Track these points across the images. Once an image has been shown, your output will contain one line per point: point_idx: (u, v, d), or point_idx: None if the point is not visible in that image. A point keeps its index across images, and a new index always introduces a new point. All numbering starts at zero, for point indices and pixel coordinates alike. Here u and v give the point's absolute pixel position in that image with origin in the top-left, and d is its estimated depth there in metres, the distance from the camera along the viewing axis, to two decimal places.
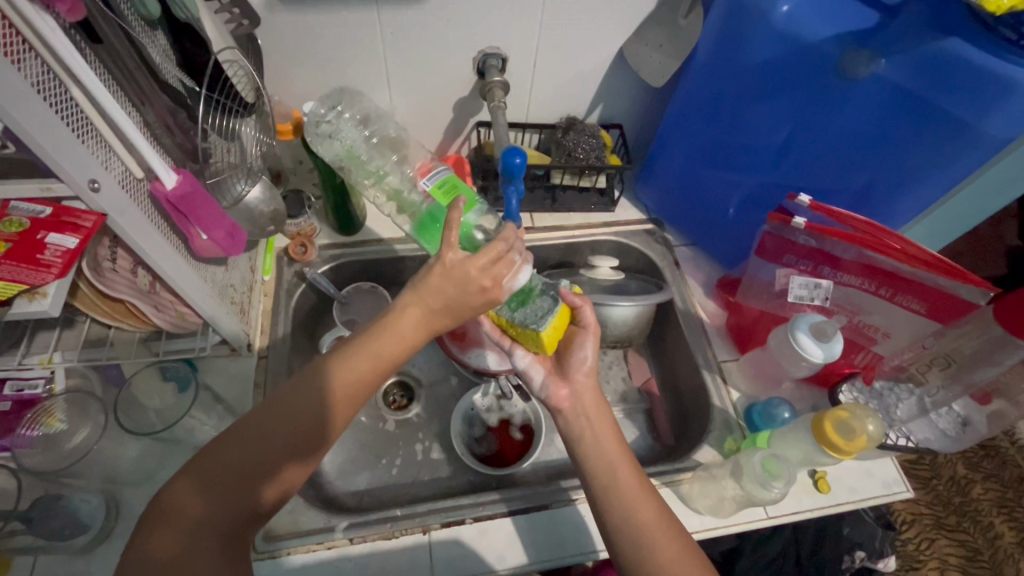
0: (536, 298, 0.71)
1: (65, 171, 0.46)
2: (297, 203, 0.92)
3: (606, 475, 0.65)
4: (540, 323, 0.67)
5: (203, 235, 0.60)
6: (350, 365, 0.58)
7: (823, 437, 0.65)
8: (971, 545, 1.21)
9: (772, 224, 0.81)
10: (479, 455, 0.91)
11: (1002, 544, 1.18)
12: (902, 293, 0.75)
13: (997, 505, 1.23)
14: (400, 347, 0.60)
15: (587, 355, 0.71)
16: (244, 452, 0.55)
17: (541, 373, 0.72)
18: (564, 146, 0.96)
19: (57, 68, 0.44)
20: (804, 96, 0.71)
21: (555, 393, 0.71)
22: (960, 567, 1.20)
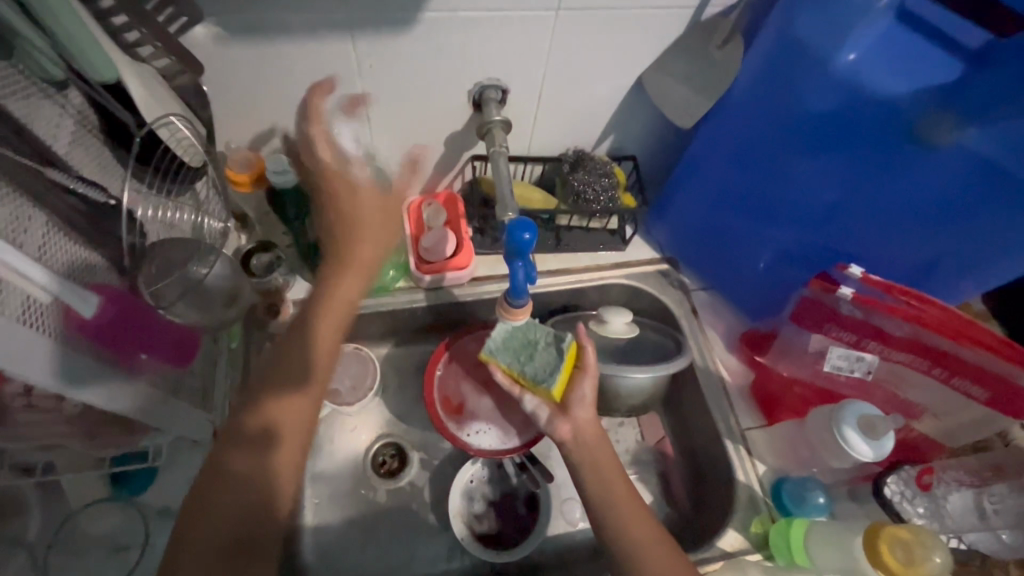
0: (541, 348, 0.73)
1: None
2: (266, 262, 0.78)
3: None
4: (551, 378, 0.69)
5: (143, 355, 0.52)
6: (306, 338, 0.66)
7: (875, 556, 0.58)
8: None
9: (813, 290, 0.71)
10: (480, 536, 0.82)
11: None
12: (958, 375, 0.67)
13: None
14: (342, 313, 0.68)
15: (588, 392, 0.69)
16: (240, 456, 0.59)
17: (547, 412, 0.69)
18: (570, 185, 0.84)
19: None
20: (866, 157, 0.61)
21: (559, 428, 0.68)
22: None
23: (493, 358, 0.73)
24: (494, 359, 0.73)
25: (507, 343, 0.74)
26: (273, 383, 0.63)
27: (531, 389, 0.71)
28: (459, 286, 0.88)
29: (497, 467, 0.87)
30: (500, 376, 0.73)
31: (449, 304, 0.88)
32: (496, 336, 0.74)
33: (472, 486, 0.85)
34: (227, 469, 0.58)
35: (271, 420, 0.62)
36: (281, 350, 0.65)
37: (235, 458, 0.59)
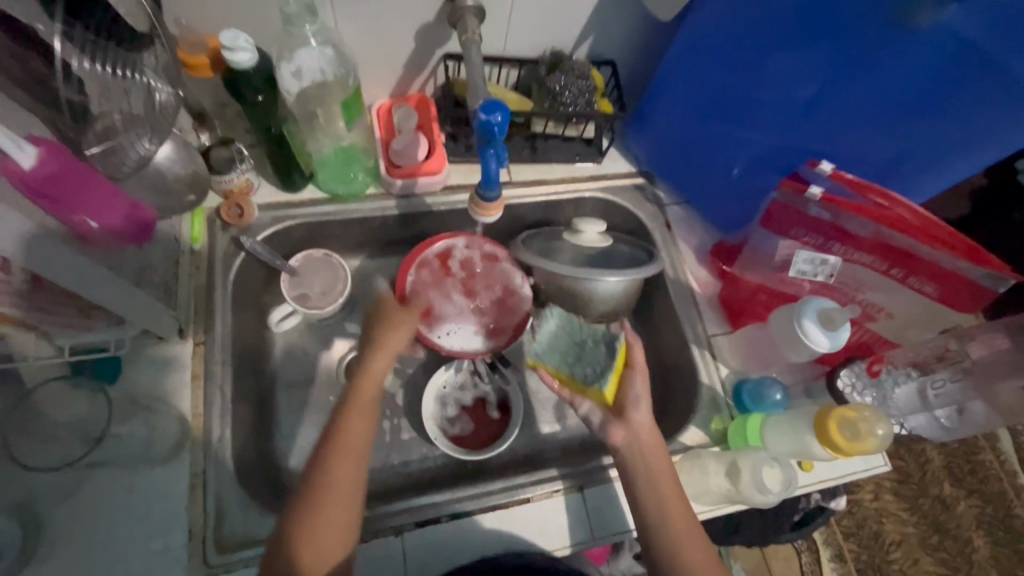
0: (590, 347, 0.71)
1: None
2: (225, 158, 0.75)
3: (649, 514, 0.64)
4: (603, 379, 0.67)
5: (90, 223, 0.49)
6: (347, 438, 0.63)
7: (824, 433, 0.62)
8: (905, 469, 1.40)
9: (784, 192, 0.72)
10: (453, 437, 0.84)
11: (931, 467, 1.40)
12: (915, 275, 0.69)
13: (942, 466, 1.40)
14: (366, 433, 0.64)
15: (641, 394, 0.67)
16: (294, 551, 0.57)
17: (600, 415, 0.68)
18: (548, 88, 0.82)
19: None
20: (847, 46, 0.61)
21: (613, 433, 0.66)
22: (893, 489, 1.39)
23: (542, 362, 0.72)
24: (542, 363, 0.73)
25: (552, 348, 0.73)
26: (319, 493, 0.59)
27: (580, 392, 0.69)
28: (430, 194, 0.86)
29: (469, 373, 0.89)
30: (549, 379, 0.72)
31: (421, 213, 0.86)
32: (541, 339, 0.74)
33: (445, 391, 0.87)
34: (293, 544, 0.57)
35: (324, 513, 0.58)
36: (314, 468, 0.61)
37: (286, 555, 0.57)
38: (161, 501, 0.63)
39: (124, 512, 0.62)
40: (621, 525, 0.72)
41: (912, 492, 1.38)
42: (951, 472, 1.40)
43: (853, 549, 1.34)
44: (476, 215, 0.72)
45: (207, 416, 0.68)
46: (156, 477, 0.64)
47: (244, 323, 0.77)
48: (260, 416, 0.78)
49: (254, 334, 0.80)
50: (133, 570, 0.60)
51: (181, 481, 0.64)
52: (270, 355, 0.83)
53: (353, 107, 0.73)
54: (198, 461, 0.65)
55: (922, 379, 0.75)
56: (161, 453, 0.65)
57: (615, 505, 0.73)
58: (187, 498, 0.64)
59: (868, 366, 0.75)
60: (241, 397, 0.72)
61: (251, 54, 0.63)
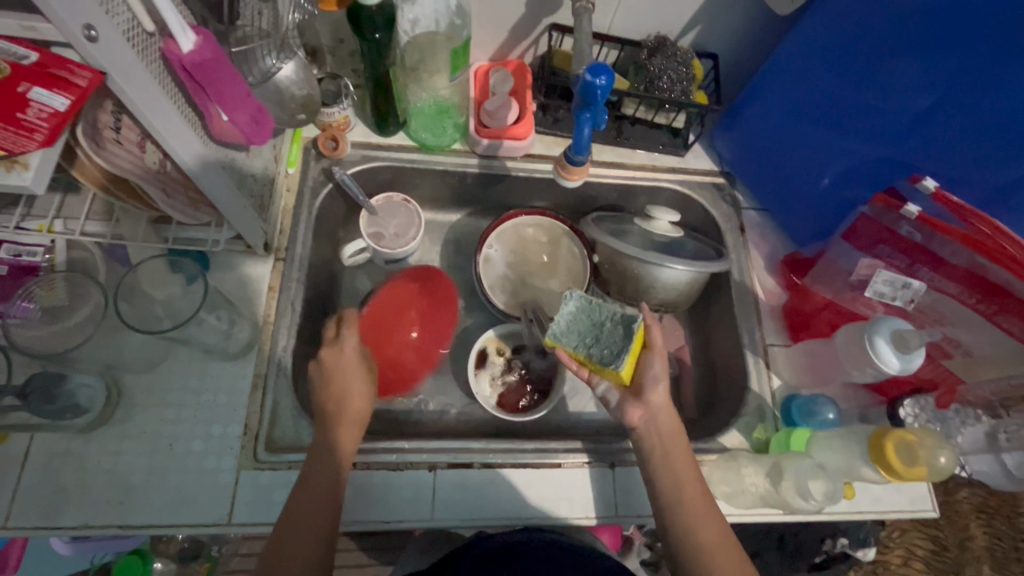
0: (608, 328, 0.68)
1: (91, 55, 0.40)
2: (331, 92, 0.81)
3: (671, 498, 0.65)
4: (619, 360, 0.64)
5: (223, 116, 0.52)
6: (352, 387, 0.66)
7: (881, 454, 0.61)
8: (942, 542, 1.31)
9: (876, 205, 0.70)
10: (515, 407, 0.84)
11: (972, 546, 1.30)
12: (1005, 313, 0.65)
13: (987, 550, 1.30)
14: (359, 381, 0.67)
15: (659, 372, 0.67)
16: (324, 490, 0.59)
17: (617, 395, 0.68)
18: (646, 71, 0.82)
19: None
20: (976, 58, 0.58)
21: (631, 413, 0.67)
22: (926, 559, 1.31)
23: (558, 343, 0.68)
24: (560, 344, 0.68)
25: (572, 328, 0.69)
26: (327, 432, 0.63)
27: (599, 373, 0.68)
28: (511, 158, 0.88)
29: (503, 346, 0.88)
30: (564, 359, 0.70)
31: (499, 176, 0.89)
32: (561, 320, 0.69)
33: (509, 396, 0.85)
34: (318, 470, 0.60)
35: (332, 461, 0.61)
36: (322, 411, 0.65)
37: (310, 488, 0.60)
38: (224, 392, 0.68)
39: (193, 396, 0.67)
40: (642, 509, 0.72)
41: (945, 567, 1.30)
42: (995, 557, 1.28)
43: None
44: (560, 177, 0.76)
45: (276, 326, 0.72)
46: (224, 370, 0.69)
47: (319, 249, 0.82)
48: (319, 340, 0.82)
49: (326, 263, 0.85)
50: (192, 448, 0.65)
51: (244, 378, 0.69)
52: (336, 285, 0.87)
53: (460, 56, 0.76)
54: (263, 363, 0.70)
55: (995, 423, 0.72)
56: (226, 348, 0.70)
57: (639, 490, 0.73)
58: (247, 396, 0.68)
59: (937, 398, 0.73)
60: (308, 315, 0.77)
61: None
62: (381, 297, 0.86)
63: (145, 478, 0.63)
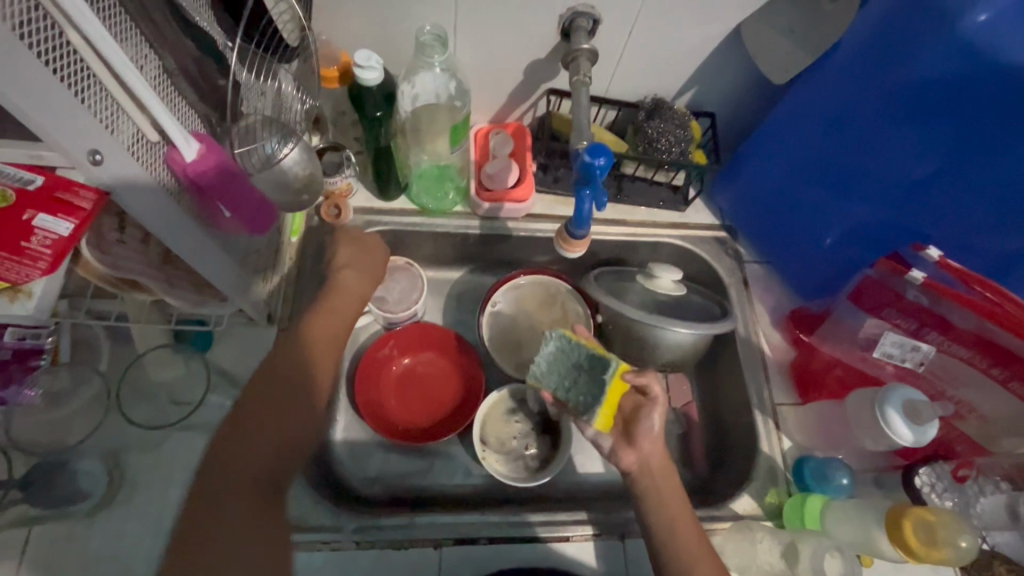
0: (585, 374, 0.69)
1: (96, 173, 0.41)
2: (334, 162, 0.81)
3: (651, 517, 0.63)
4: (591, 413, 0.66)
5: (227, 214, 0.53)
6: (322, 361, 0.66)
7: (897, 533, 0.59)
8: None
9: (881, 270, 0.70)
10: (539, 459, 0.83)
11: None
12: (1018, 379, 0.65)
13: None
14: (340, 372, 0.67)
15: (655, 425, 0.65)
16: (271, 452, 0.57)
17: (609, 441, 0.67)
18: (645, 133, 0.83)
19: (80, 46, 0.37)
20: (973, 130, 0.60)
21: (624, 458, 0.66)
22: None
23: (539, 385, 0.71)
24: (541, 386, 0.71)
25: (551, 370, 0.71)
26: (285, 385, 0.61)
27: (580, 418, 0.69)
28: (513, 219, 0.88)
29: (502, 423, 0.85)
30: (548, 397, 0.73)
31: (502, 236, 0.89)
32: (541, 361, 0.70)
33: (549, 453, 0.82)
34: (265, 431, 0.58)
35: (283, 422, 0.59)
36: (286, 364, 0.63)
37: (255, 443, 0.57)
38: None
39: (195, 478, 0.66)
40: None
41: None
42: None
43: None
44: (560, 248, 0.75)
45: None
46: None
47: None
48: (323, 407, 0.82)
49: None
50: None
51: None
52: None
53: (461, 132, 0.77)
54: None
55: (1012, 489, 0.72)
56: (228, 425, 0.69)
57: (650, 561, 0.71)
58: None
59: (952, 470, 0.71)
60: None
61: (378, 72, 0.67)
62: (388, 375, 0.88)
63: (146, 566, 0.62)
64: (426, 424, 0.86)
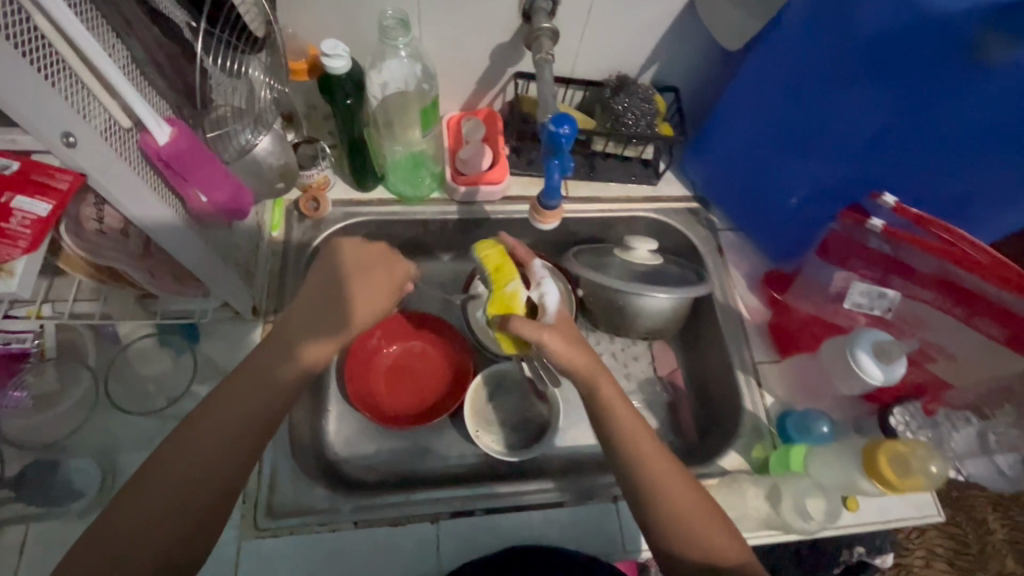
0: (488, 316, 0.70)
1: (70, 158, 0.43)
2: (308, 155, 0.84)
3: (626, 456, 0.59)
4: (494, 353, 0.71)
5: (202, 197, 0.54)
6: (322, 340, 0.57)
7: (873, 468, 0.62)
8: (962, 538, 1.30)
9: (845, 222, 0.72)
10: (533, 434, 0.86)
11: (992, 539, 1.29)
12: (979, 316, 0.67)
13: (1008, 542, 1.29)
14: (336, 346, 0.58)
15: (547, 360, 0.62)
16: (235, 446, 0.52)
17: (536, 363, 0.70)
18: (611, 109, 0.86)
19: (46, 31, 0.39)
20: (921, 86, 0.61)
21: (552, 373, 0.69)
22: (949, 558, 1.29)
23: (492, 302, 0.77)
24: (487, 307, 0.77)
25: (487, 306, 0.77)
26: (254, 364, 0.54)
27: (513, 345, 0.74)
28: (490, 203, 0.90)
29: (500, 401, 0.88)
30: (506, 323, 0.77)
31: (480, 220, 0.91)
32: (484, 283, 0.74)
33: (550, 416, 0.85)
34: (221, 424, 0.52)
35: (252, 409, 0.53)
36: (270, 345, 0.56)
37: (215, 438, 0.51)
38: None
39: None
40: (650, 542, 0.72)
41: (969, 563, 1.28)
42: (1015, 546, 1.28)
43: None
44: (534, 221, 0.79)
45: None
46: None
47: None
48: (314, 398, 0.82)
49: None
50: None
51: None
52: None
53: (431, 116, 0.80)
54: None
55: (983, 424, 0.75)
56: None
57: None
58: None
59: (923, 405, 0.75)
60: None
61: (346, 60, 0.69)
62: (381, 364, 0.89)
63: None
64: (415, 412, 0.86)
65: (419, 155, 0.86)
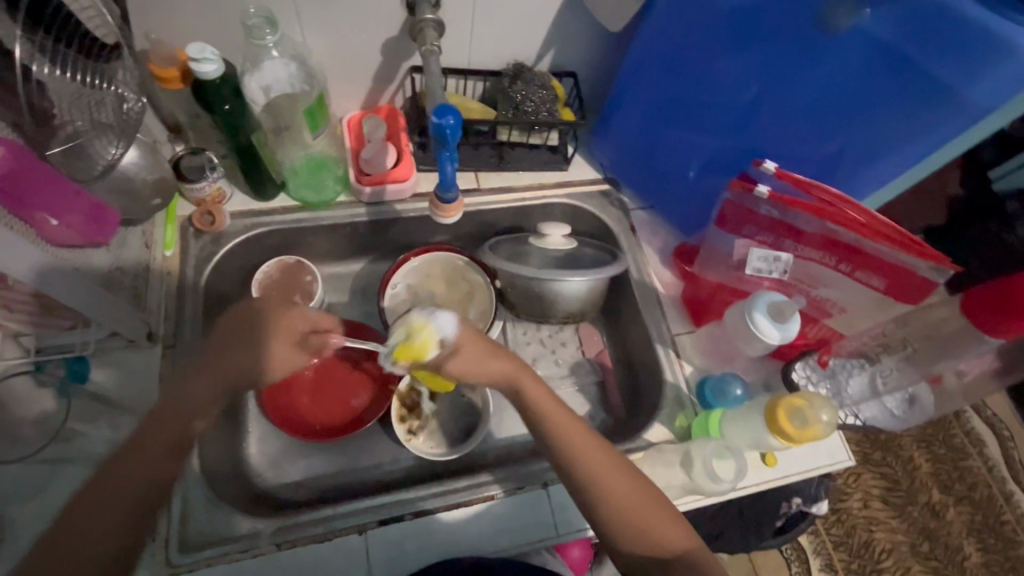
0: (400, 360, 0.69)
1: None
2: (196, 166, 0.78)
3: (565, 453, 0.61)
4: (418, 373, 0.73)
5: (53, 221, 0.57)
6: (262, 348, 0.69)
7: (776, 423, 0.65)
8: (892, 477, 1.39)
9: (735, 191, 0.75)
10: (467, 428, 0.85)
11: (917, 474, 1.39)
12: (862, 270, 0.73)
13: (930, 475, 1.39)
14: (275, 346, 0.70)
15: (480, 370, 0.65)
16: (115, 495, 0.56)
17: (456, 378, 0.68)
18: (510, 97, 0.85)
19: None
20: (781, 48, 0.66)
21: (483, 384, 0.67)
22: (882, 497, 1.38)
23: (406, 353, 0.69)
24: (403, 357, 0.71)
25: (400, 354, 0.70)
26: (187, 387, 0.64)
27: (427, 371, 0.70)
28: (400, 201, 0.88)
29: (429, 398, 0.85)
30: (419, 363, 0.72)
31: (391, 220, 0.88)
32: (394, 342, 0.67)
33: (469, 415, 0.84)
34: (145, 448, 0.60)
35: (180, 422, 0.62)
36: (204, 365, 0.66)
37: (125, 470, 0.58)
38: None
39: None
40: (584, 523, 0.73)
41: (900, 500, 1.37)
42: (937, 477, 1.39)
43: (843, 559, 1.31)
44: (437, 216, 0.80)
45: None
46: None
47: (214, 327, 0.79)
48: (230, 421, 0.79)
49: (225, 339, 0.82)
50: None
51: None
52: None
53: (318, 115, 0.78)
54: None
55: (873, 369, 0.82)
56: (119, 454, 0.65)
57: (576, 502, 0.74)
58: None
59: (819, 357, 0.80)
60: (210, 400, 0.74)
61: (217, 64, 0.67)
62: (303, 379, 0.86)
63: None
64: (341, 422, 0.84)
65: (320, 159, 0.85)
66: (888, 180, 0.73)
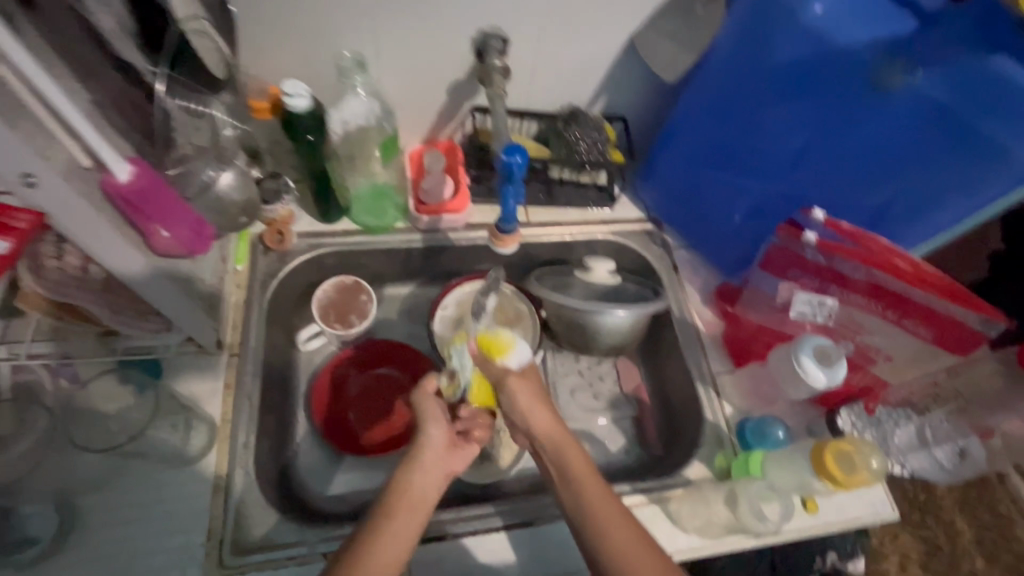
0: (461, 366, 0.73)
1: (32, 198, 0.46)
2: (272, 189, 0.85)
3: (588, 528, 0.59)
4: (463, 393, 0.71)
5: (163, 233, 0.58)
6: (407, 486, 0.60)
7: (824, 467, 0.65)
8: (934, 541, 1.33)
9: (782, 236, 0.78)
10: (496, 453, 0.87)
11: (961, 540, 1.33)
12: (908, 317, 0.74)
13: (974, 542, 1.33)
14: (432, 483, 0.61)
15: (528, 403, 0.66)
16: None
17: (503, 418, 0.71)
18: (565, 138, 0.90)
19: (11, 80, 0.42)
20: (834, 104, 0.69)
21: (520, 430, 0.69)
22: (922, 562, 1.31)
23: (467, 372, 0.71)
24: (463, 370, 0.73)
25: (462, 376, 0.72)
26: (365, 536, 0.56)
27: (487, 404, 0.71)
28: (453, 230, 0.93)
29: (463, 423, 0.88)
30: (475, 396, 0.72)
31: (443, 247, 0.93)
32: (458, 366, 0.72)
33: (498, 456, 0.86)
34: None
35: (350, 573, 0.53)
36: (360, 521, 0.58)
37: None
38: (182, 499, 0.67)
39: (148, 507, 0.66)
40: None
41: (942, 567, 1.31)
42: (982, 546, 1.32)
43: None
44: (494, 244, 0.92)
45: (235, 423, 0.72)
46: (180, 475, 0.68)
47: (273, 340, 0.83)
48: (281, 431, 0.82)
49: (281, 352, 0.86)
50: (152, 565, 0.63)
51: (202, 483, 0.68)
52: (294, 373, 0.88)
53: (390, 149, 0.87)
54: (221, 462, 0.69)
55: (920, 420, 0.83)
56: (181, 452, 0.69)
57: None
58: (208, 500, 0.67)
59: (865, 405, 0.80)
60: (266, 408, 0.77)
61: (307, 99, 0.73)
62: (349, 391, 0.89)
63: None
64: (376, 442, 0.86)
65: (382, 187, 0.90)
66: (933, 230, 0.75)
